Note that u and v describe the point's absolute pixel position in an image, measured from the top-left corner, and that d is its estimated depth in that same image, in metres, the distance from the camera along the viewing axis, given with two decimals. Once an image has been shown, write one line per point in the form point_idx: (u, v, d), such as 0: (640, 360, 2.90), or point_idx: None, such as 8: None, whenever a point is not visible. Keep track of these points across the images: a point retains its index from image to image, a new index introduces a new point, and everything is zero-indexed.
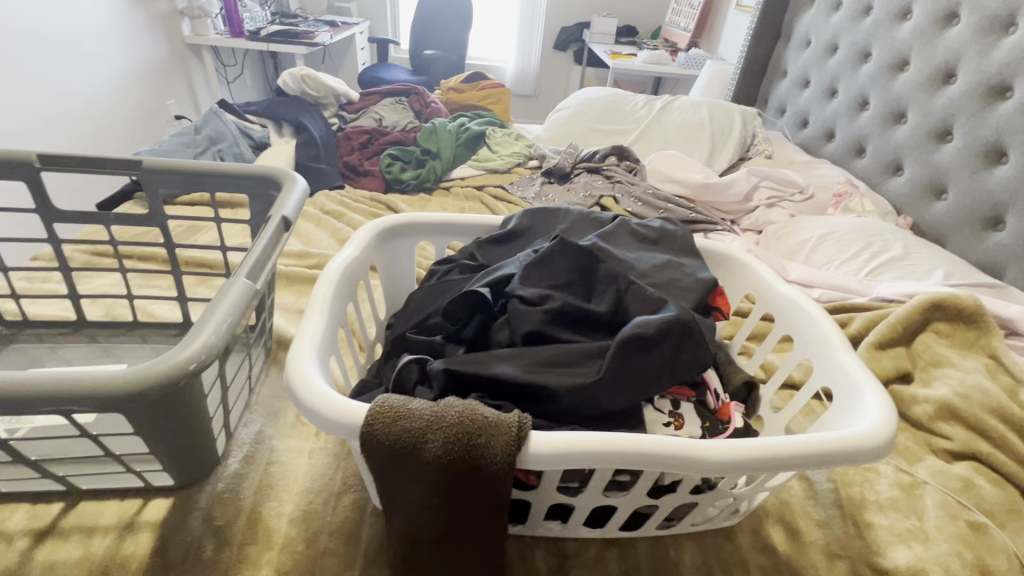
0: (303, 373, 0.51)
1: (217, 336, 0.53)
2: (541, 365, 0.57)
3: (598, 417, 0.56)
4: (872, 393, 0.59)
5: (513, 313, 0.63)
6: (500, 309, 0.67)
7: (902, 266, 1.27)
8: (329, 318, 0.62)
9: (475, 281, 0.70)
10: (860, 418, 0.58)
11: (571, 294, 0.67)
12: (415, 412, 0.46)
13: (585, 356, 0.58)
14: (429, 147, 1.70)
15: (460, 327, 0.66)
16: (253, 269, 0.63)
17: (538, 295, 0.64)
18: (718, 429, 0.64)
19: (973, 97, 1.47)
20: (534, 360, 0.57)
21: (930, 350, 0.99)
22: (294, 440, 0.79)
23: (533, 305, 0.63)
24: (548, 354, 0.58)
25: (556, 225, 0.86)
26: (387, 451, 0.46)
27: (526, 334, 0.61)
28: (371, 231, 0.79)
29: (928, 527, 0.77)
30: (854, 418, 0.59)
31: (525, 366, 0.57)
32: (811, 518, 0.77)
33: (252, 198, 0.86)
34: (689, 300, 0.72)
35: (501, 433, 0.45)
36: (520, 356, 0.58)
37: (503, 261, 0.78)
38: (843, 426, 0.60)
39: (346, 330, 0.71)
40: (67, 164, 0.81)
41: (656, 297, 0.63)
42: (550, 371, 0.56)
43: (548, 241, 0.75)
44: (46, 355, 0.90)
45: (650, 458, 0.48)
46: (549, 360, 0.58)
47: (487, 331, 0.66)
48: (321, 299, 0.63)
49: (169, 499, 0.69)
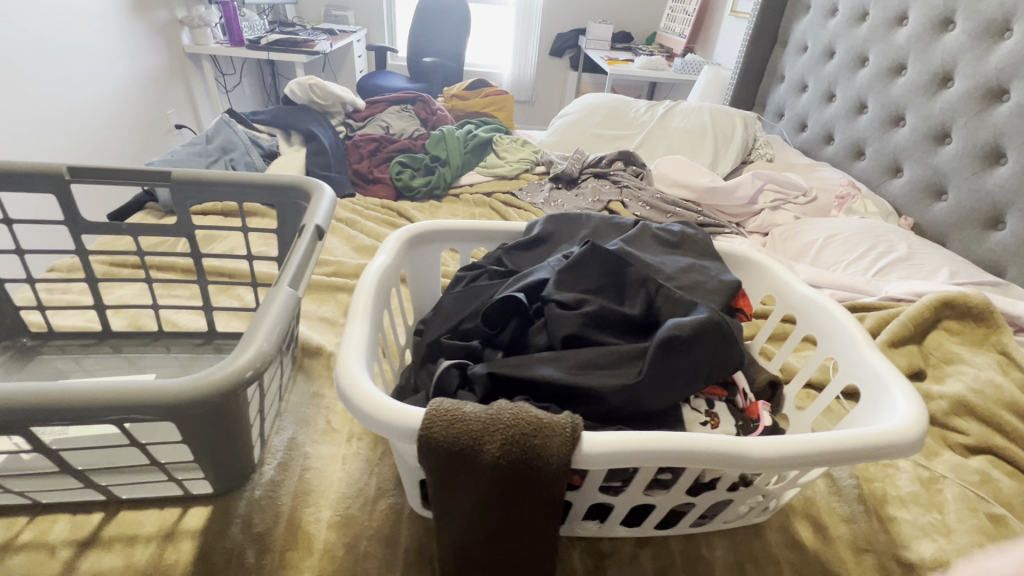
0: (354, 376, 0.52)
1: (269, 344, 0.54)
2: (582, 367, 0.59)
3: (640, 418, 0.58)
4: (901, 388, 0.61)
5: (550, 317, 0.65)
6: (535, 314, 0.69)
7: (909, 265, 1.30)
8: (371, 324, 0.64)
9: (508, 287, 0.71)
10: (891, 413, 0.60)
11: (604, 298, 0.69)
12: (471, 414, 0.48)
13: (625, 358, 0.60)
14: (437, 154, 1.71)
15: (497, 332, 0.68)
16: (294, 278, 0.64)
17: (572, 299, 0.66)
18: (749, 427, 0.66)
19: (970, 100, 1.51)
20: (576, 363, 0.59)
21: (941, 347, 1.02)
22: (327, 446, 0.80)
23: (569, 309, 0.65)
24: (589, 357, 0.60)
25: (579, 230, 0.88)
26: (445, 453, 0.47)
27: (564, 338, 0.63)
28: (400, 238, 0.80)
29: (949, 520, 0.79)
30: (884, 414, 0.61)
31: (568, 369, 0.58)
32: (835, 513, 0.79)
33: (279, 207, 0.87)
34: (715, 302, 0.74)
35: (556, 433, 0.46)
36: (562, 359, 0.60)
37: (531, 267, 0.80)
38: (873, 421, 0.62)
39: (382, 336, 0.72)
40: (97, 175, 0.81)
41: (686, 299, 0.64)
42: (593, 373, 0.58)
43: (578, 247, 0.76)
44: (71, 367, 0.90)
45: (696, 456, 0.50)
46: (590, 362, 0.59)
47: (523, 335, 0.68)
48: (362, 307, 0.65)
49: (208, 507, 0.69)
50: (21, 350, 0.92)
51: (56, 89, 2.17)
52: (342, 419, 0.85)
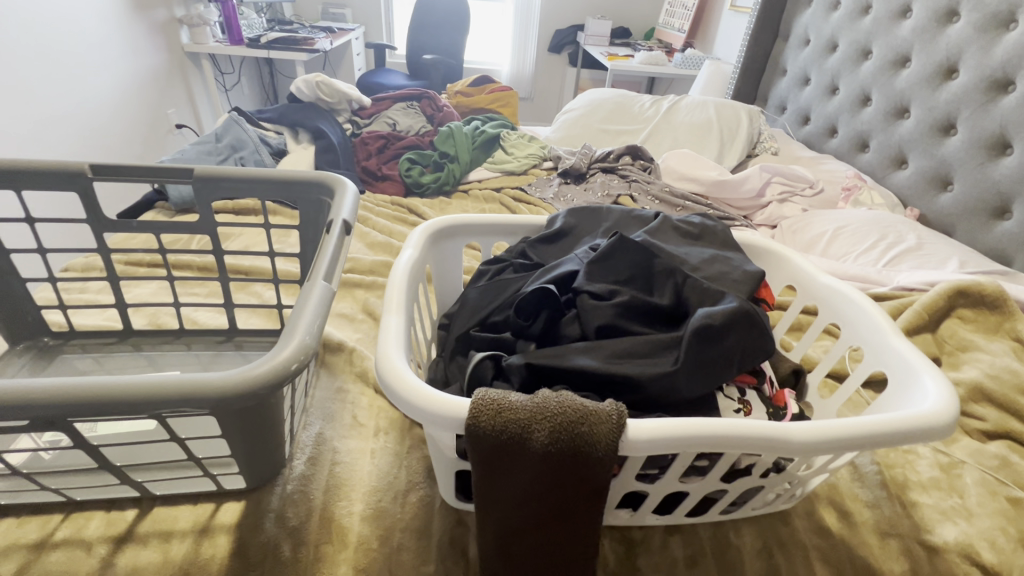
0: (396, 368, 0.52)
1: (310, 337, 0.54)
2: (618, 357, 0.59)
3: (676, 406, 0.59)
4: (930, 373, 0.62)
5: (583, 308, 0.65)
6: (566, 305, 0.69)
7: (919, 256, 1.31)
8: (405, 317, 0.64)
9: (536, 280, 0.72)
10: (922, 398, 0.60)
11: (632, 290, 0.69)
12: (517, 404, 0.48)
13: (660, 347, 0.60)
14: (446, 150, 1.71)
15: (528, 323, 0.68)
16: (328, 273, 0.64)
17: (604, 290, 0.67)
18: (778, 415, 0.67)
19: (976, 91, 1.52)
20: (612, 352, 0.60)
21: (956, 335, 1.02)
22: (354, 440, 0.81)
23: (602, 301, 0.65)
24: (626, 346, 0.60)
25: (600, 223, 0.88)
26: (493, 442, 0.47)
27: (598, 329, 0.64)
28: (425, 233, 0.81)
29: (970, 504, 0.80)
30: (915, 399, 0.61)
31: (605, 358, 0.59)
32: (859, 499, 0.80)
33: (300, 203, 0.87)
34: (740, 291, 0.74)
35: (602, 421, 0.47)
36: (598, 349, 0.60)
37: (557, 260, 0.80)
38: (904, 407, 0.63)
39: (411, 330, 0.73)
40: (120, 173, 0.81)
41: (715, 288, 0.65)
42: (630, 362, 0.59)
43: (603, 239, 0.77)
44: (94, 366, 0.90)
45: (740, 442, 0.50)
46: (627, 352, 0.60)
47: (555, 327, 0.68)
48: (394, 301, 0.65)
49: (240, 502, 0.69)
50: (44, 349, 0.91)
51: (57, 89, 2.15)
52: (368, 414, 0.86)
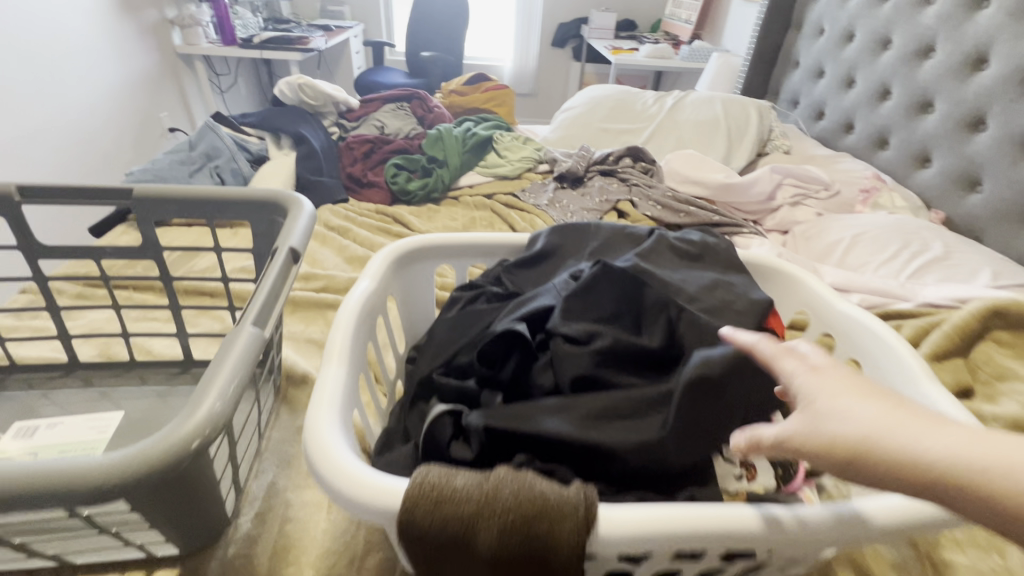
0: (324, 444, 0.43)
1: (224, 403, 0.45)
2: (597, 417, 0.50)
3: (666, 476, 0.50)
4: None
5: (559, 356, 0.56)
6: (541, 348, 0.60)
7: (946, 266, 1.19)
8: (350, 365, 0.55)
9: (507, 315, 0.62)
10: None
11: (618, 327, 0.60)
12: (462, 491, 0.39)
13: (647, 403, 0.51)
14: (435, 154, 1.62)
15: (496, 370, 0.59)
16: (261, 314, 0.55)
17: (584, 330, 0.57)
18: (790, 475, 0.59)
19: (1009, 84, 1.39)
20: (589, 412, 0.50)
21: (991, 361, 0.92)
22: (311, 491, 0.72)
23: (581, 345, 0.56)
24: (606, 402, 0.51)
25: (587, 244, 0.79)
26: (432, 540, 0.39)
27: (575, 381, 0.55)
28: (387, 259, 0.72)
29: (1012, 565, 0.70)
30: None
31: (581, 420, 0.50)
32: (884, 560, 0.70)
33: (254, 224, 0.78)
34: (745, 325, 0.65)
35: (568, 517, 0.38)
36: (574, 408, 0.51)
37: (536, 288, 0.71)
38: None
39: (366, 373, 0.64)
40: (52, 196, 0.74)
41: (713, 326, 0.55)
42: (612, 425, 0.50)
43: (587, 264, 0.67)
44: (36, 404, 0.83)
45: (741, 538, 0.40)
46: (608, 411, 0.51)
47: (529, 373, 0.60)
48: (339, 346, 0.56)
49: (175, 569, 0.61)
50: None
51: (44, 96, 2.10)
52: None
